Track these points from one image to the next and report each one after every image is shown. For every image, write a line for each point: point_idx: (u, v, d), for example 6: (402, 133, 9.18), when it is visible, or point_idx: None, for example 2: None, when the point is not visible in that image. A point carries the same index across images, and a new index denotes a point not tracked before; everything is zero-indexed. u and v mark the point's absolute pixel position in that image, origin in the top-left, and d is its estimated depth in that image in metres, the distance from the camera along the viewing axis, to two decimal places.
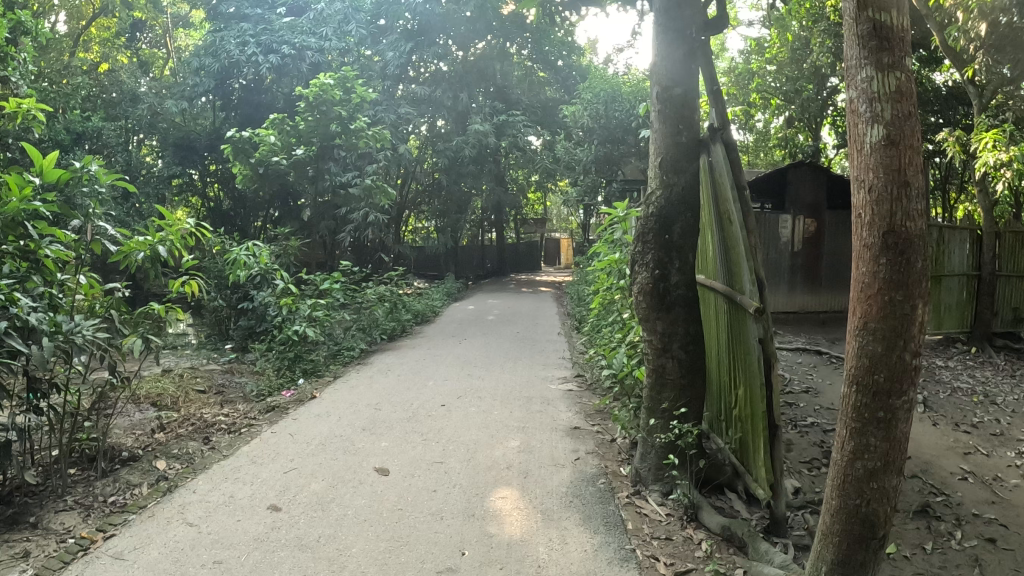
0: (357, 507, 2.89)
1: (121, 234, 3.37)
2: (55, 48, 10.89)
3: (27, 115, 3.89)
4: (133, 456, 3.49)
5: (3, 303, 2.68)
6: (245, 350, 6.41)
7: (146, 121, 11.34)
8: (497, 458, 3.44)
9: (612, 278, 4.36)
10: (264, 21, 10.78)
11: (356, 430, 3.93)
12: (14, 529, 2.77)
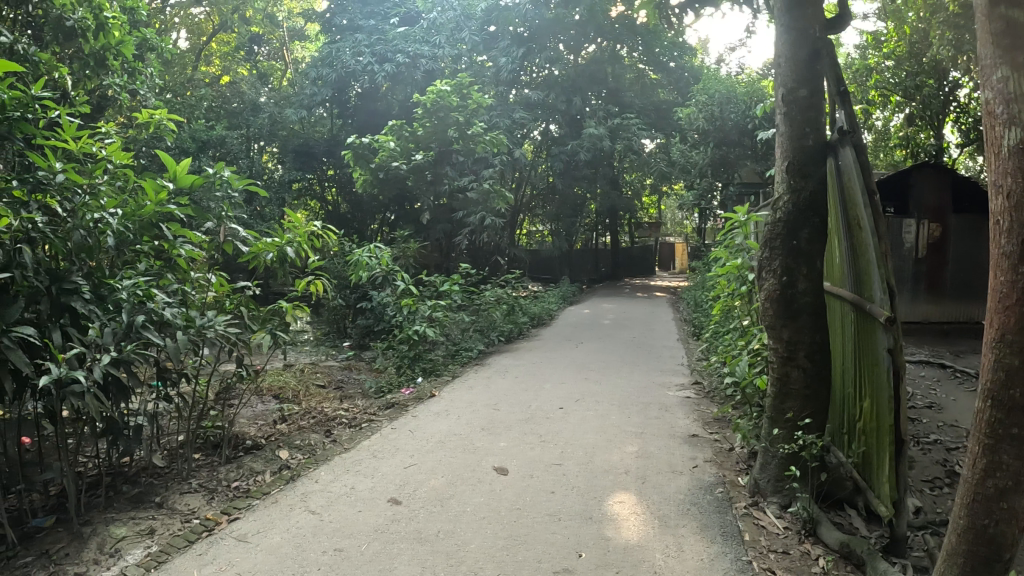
0: (476, 504, 2.93)
1: (251, 236, 3.59)
2: (179, 64, 11.65)
3: (159, 124, 4.12)
4: (256, 444, 3.66)
5: (141, 298, 2.92)
6: (362, 347, 7.04)
7: (267, 130, 11.81)
8: (614, 463, 3.43)
9: (734, 285, 4.27)
10: (379, 31, 11.18)
11: (476, 429, 4.00)
12: (142, 507, 2.96)
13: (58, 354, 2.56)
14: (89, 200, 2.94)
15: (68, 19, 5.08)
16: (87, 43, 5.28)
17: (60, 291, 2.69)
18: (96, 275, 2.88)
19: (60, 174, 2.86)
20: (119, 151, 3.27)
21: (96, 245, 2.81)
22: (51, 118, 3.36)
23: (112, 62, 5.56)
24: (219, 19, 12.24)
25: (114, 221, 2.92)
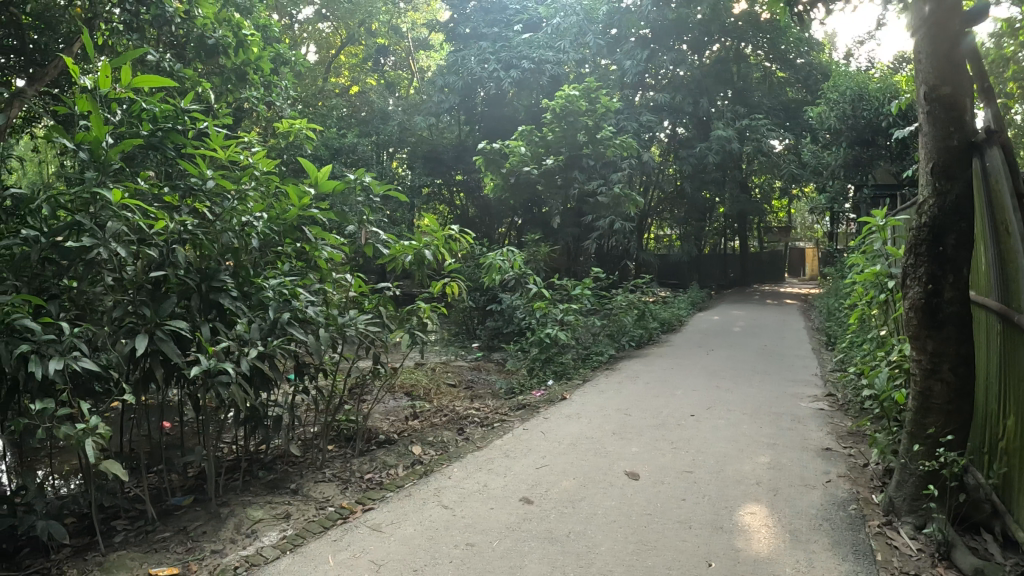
0: (607, 508, 2.96)
1: (391, 239, 3.76)
2: (314, 76, 12.34)
3: (299, 133, 4.37)
4: (388, 439, 3.87)
5: (287, 297, 3.14)
6: (490, 348, 7.52)
7: (397, 136, 12.45)
8: (745, 473, 3.37)
9: (872, 293, 4.07)
10: (502, 39, 11.44)
11: (606, 434, 4.02)
12: (278, 492, 3.16)
13: (208, 346, 2.78)
14: (236, 204, 3.13)
15: (208, 38, 5.58)
16: (227, 60, 5.75)
17: (209, 287, 2.93)
18: (241, 274, 3.08)
19: (211, 180, 3.12)
20: (264, 158, 3.47)
21: (242, 247, 3.01)
22: (199, 130, 3.64)
23: (253, 75, 5.97)
24: (346, 32, 12.84)
25: (258, 224, 3.10)
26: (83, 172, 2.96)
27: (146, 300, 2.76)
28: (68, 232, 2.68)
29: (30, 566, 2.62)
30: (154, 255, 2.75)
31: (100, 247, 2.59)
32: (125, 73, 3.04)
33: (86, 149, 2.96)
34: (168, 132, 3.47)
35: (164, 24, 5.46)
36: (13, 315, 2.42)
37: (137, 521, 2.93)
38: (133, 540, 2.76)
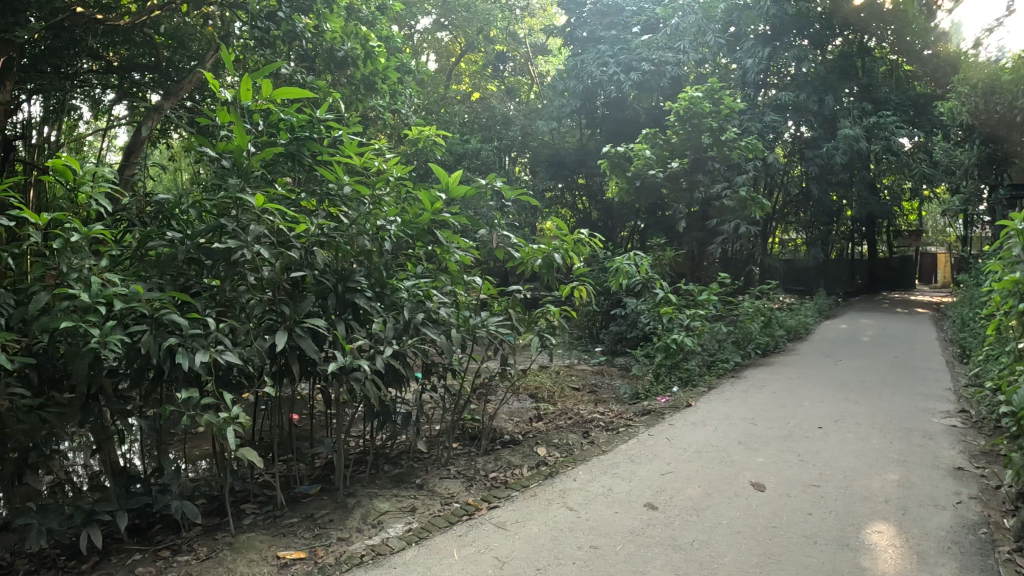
0: (732, 518, 2.90)
1: (520, 242, 3.84)
2: (440, 85, 12.72)
3: (428, 140, 4.53)
4: (513, 440, 3.96)
5: (421, 298, 3.31)
6: (615, 353, 7.65)
7: (519, 141, 12.48)
8: (874, 489, 3.21)
9: (1010, 301, 3.75)
10: (621, 41, 11.41)
11: (732, 443, 3.93)
12: (403, 486, 3.29)
13: (342, 345, 2.92)
14: (372, 208, 3.28)
15: (337, 50, 5.84)
16: (358, 70, 6.01)
17: (346, 288, 3.09)
18: (376, 275, 3.24)
19: (348, 186, 3.29)
20: (398, 163, 3.59)
21: (375, 249, 3.17)
22: (333, 137, 3.81)
23: (380, 85, 6.17)
24: (466, 40, 13.15)
25: (391, 228, 3.26)
26: (228, 178, 3.18)
27: (285, 300, 2.93)
28: (212, 234, 2.89)
29: (164, 542, 2.83)
30: (295, 257, 2.91)
31: (243, 248, 2.77)
32: (262, 85, 3.25)
33: (229, 157, 3.19)
34: (304, 140, 3.63)
35: (295, 40, 5.74)
36: (163, 310, 2.62)
37: (263, 507, 3.11)
38: (259, 524, 2.93)
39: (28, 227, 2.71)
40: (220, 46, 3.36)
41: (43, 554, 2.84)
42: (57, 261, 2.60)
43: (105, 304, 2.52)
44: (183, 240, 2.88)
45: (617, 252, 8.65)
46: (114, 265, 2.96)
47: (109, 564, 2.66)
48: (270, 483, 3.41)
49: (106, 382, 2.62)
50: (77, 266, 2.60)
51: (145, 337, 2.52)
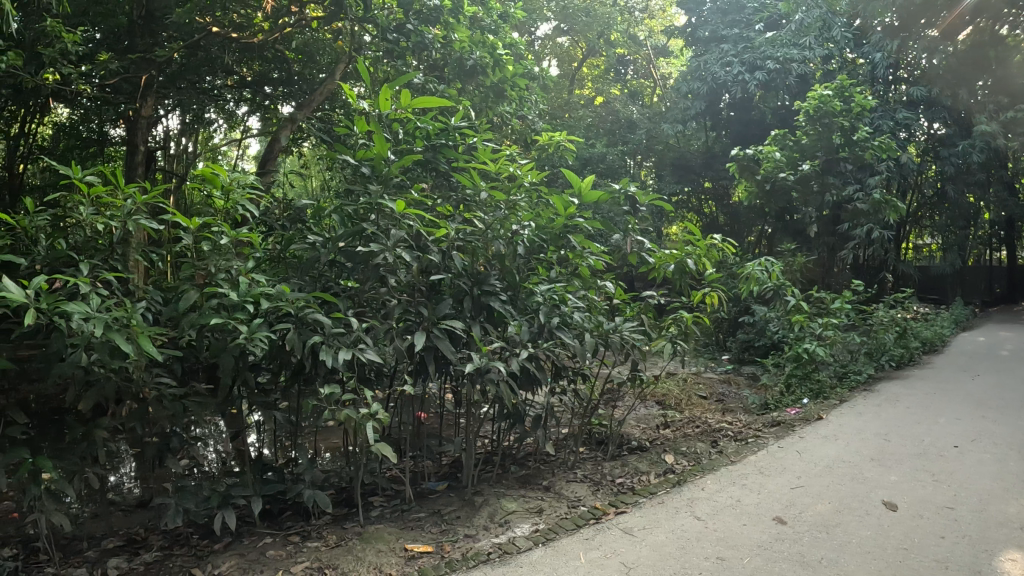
0: (863, 537, 2.75)
1: (654, 248, 3.83)
2: (564, 92, 12.85)
3: (557, 146, 4.63)
4: (641, 446, 3.97)
5: (557, 302, 3.37)
6: (742, 361, 7.52)
7: (643, 146, 12.35)
8: (1013, 515, 2.96)
9: None
10: (745, 39, 11.14)
11: (863, 458, 3.74)
12: (531, 487, 3.35)
13: (480, 346, 3.00)
14: (508, 213, 3.36)
15: (467, 60, 5.92)
16: (486, 78, 6.02)
17: (482, 292, 3.16)
18: (512, 279, 3.32)
19: (484, 192, 3.36)
20: (533, 170, 3.69)
21: (508, 252, 3.21)
22: (468, 144, 3.91)
23: (509, 92, 6.18)
24: (587, 45, 13.20)
25: (525, 232, 3.30)
26: (368, 185, 3.35)
27: (424, 301, 3.04)
28: (354, 237, 3.02)
29: (295, 528, 2.97)
30: (436, 260, 3.02)
31: (385, 252, 2.88)
32: (400, 95, 3.35)
33: (369, 164, 3.37)
34: (440, 146, 3.81)
35: (424, 50, 5.95)
36: (308, 309, 2.74)
37: (391, 500, 3.22)
38: (388, 517, 3.04)
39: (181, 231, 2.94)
40: (357, 59, 3.55)
41: (183, 532, 3.06)
42: (205, 262, 2.80)
43: (252, 302, 2.66)
44: (325, 243, 3.04)
45: (747, 259, 8.42)
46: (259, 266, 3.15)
47: (243, 544, 2.84)
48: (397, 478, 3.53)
49: (250, 375, 2.78)
50: (224, 267, 2.79)
51: (291, 334, 2.65)
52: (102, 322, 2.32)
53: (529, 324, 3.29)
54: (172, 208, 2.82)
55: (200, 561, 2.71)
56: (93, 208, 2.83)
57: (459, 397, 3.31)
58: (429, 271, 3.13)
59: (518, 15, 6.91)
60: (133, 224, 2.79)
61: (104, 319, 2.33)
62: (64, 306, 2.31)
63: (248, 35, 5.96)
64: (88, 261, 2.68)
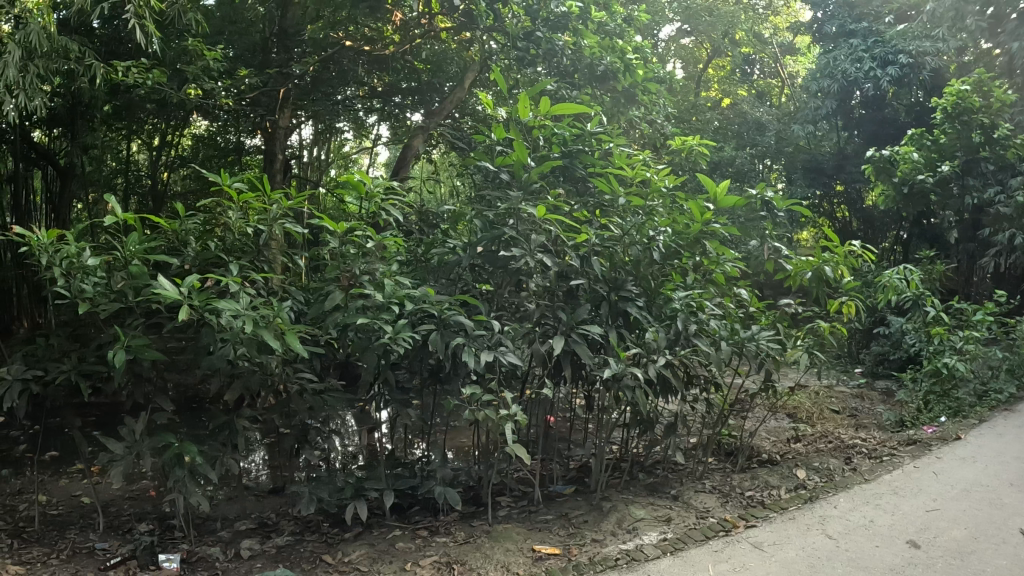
0: (998, 565, 2.79)
1: (791, 255, 4.27)
2: (691, 94, 12.80)
3: (692, 151, 4.88)
4: (770, 459, 4.40)
5: (697, 310, 3.73)
6: (875, 376, 7.35)
7: (772, 148, 11.83)
8: None
9: None
10: (874, 33, 10.68)
11: (1002, 483, 3.72)
12: (659, 496, 3.82)
13: (619, 353, 3.34)
14: (645, 219, 3.64)
15: (599, 65, 5.86)
16: (620, 83, 5.95)
17: (618, 296, 3.53)
18: (657, 291, 3.74)
19: (622, 198, 3.67)
20: (669, 176, 3.91)
21: (644, 257, 3.50)
22: (603, 150, 4.05)
23: (641, 97, 6.03)
24: (712, 45, 13.08)
25: (661, 237, 3.57)
26: (508, 189, 3.54)
27: (561, 306, 3.42)
28: (493, 243, 3.34)
29: (423, 523, 3.40)
30: (579, 265, 3.43)
31: (526, 257, 3.19)
32: (540, 102, 3.52)
33: (508, 169, 3.57)
34: (576, 151, 3.95)
35: (555, 56, 5.81)
36: (449, 312, 3.07)
37: (518, 501, 3.67)
38: (514, 517, 3.48)
39: (325, 235, 3.20)
40: (494, 70, 3.74)
41: (314, 520, 3.56)
42: (350, 265, 3.10)
43: (397, 303, 2.98)
44: (467, 249, 3.41)
45: (881, 267, 8.16)
46: (398, 268, 3.51)
47: (372, 535, 3.29)
48: (523, 479, 3.96)
49: (389, 374, 3.10)
50: (367, 269, 3.08)
51: (434, 335, 2.98)
52: (250, 320, 2.65)
53: (665, 330, 3.66)
54: (319, 216, 3.14)
55: (331, 549, 3.20)
56: (240, 212, 3.24)
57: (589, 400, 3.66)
58: (568, 275, 3.51)
59: (641, 18, 6.67)
60: (279, 227, 3.18)
61: (252, 318, 2.66)
62: (217, 305, 2.65)
63: (379, 46, 6.68)
64: (235, 263, 3.04)
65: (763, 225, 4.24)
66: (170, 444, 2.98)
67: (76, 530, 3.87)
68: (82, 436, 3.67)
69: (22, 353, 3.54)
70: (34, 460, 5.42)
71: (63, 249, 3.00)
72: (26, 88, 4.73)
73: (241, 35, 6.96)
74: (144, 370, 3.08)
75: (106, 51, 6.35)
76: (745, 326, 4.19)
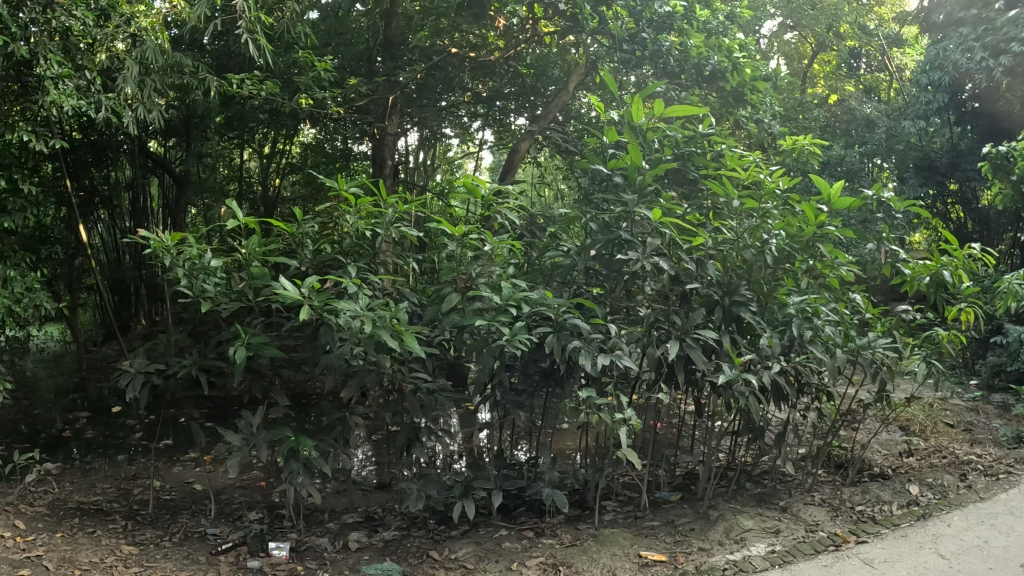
0: None
1: (908, 259, 4.13)
2: (795, 90, 12.40)
3: (803, 150, 4.82)
4: (882, 473, 4.29)
5: (812, 315, 3.74)
6: (991, 388, 7.01)
7: (884, 146, 11.50)
8: None
9: None
10: (986, 19, 9.88)
11: None
12: (768, 506, 3.82)
13: (732, 358, 3.44)
14: (759, 221, 3.66)
15: (705, 65, 5.72)
16: (728, 84, 5.78)
17: (732, 301, 3.55)
18: (771, 296, 3.75)
19: (737, 201, 3.68)
20: (783, 177, 3.92)
21: (757, 260, 3.55)
22: (716, 151, 4.16)
23: (750, 96, 5.84)
24: (816, 39, 12.66)
25: (774, 240, 3.59)
26: (622, 192, 3.65)
27: (677, 311, 3.48)
28: (609, 245, 3.52)
29: (529, 523, 3.54)
30: (691, 268, 3.50)
31: (642, 260, 3.33)
32: (653, 104, 3.58)
33: (620, 172, 3.65)
34: (688, 154, 4.11)
35: (660, 57, 5.87)
36: (565, 315, 3.25)
37: (624, 506, 3.79)
38: (620, 522, 3.60)
39: (444, 239, 3.44)
40: (603, 73, 3.77)
41: (419, 516, 3.74)
42: (465, 268, 3.32)
43: (513, 306, 3.21)
44: (581, 252, 3.59)
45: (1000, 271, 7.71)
46: (515, 272, 3.72)
47: (478, 534, 3.46)
48: (631, 484, 4.11)
49: (504, 375, 3.33)
50: (483, 272, 3.30)
51: (550, 337, 3.18)
52: (367, 320, 2.87)
53: (780, 335, 3.70)
54: (438, 220, 3.36)
55: (437, 545, 3.38)
56: (356, 216, 3.43)
57: (699, 407, 3.75)
58: (683, 280, 3.56)
59: (743, 15, 6.38)
60: (394, 231, 3.35)
61: (370, 318, 2.87)
62: (336, 306, 2.88)
63: (483, 53, 6.78)
64: (353, 264, 3.24)
65: (880, 227, 4.13)
66: (286, 436, 3.23)
67: (187, 516, 4.08)
68: (200, 428, 3.86)
69: (143, 348, 3.76)
70: (152, 448, 5.79)
71: (186, 251, 3.24)
72: (143, 101, 5.26)
73: (344, 45, 7.31)
74: (263, 366, 3.27)
75: (216, 65, 6.65)
76: (861, 330, 4.22)
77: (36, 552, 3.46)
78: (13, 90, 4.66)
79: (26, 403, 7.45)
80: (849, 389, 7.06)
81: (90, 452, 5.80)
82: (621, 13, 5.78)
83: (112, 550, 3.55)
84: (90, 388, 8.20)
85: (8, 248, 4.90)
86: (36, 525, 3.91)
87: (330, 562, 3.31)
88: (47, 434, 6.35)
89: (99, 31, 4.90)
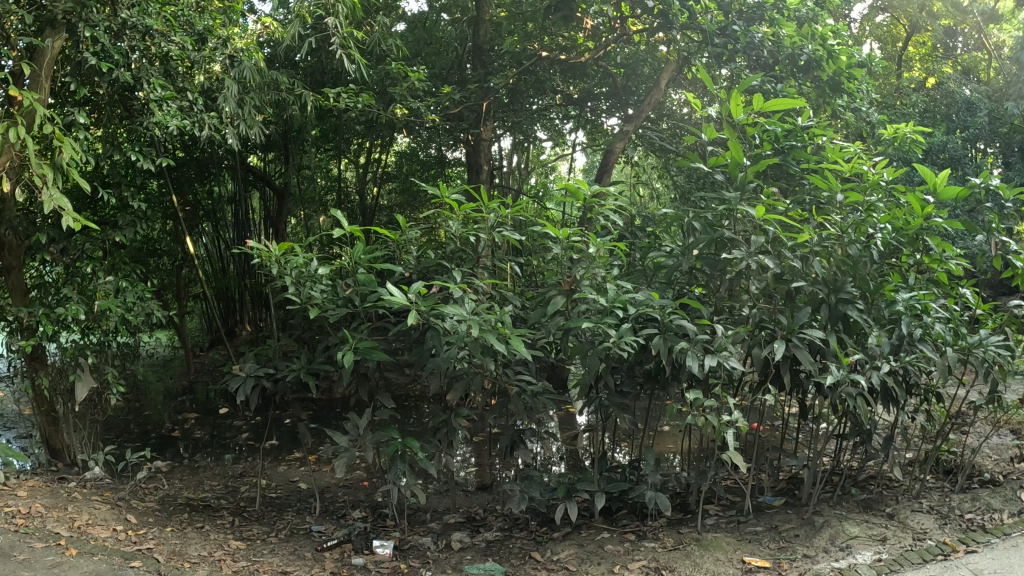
0: None
1: (1019, 250, 3.88)
2: (892, 74, 11.83)
3: (905, 138, 4.58)
4: (992, 479, 4.07)
5: (921, 312, 3.58)
6: None
7: (987, 129, 10.66)
8: None
9: None
10: None
11: None
12: (874, 513, 3.66)
13: (840, 358, 3.33)
14: (865, 215, 3.53)
15: (800, 55, 5.53)
16: (824, 73, 5.54)
17: (838, 299, 3.42)
18: (880, 293, 3.59)
19: (841, 196, 3.58)
20: (886, 168, 3.75)
21: (864, 256, 3.42)
22: (818, 143, 4.01)
23: (847, 84, 5.62)
24: (909, 21, 12.10)
25: (881, 234, 3.46)
26: (723, 190, 3.57)
27: (783, 309, 3.39)
28: (712, 244, 3.46)
29: (631, 526, 3.54)
30: (799, 266, 3.42)
31: (747, 259, 3.28)
32: (753, 99, 3.45)
33: (721, 169, 3.57)
34: (790, 149, 3.99)
35: (754, 50, 5.73)
36: (671, 317, 3.22)
37: (728, 510, 3.73)
38: (723, 526, 3.54)
39: (550, 242, 3.51)
40: (698, 68, 3.60)
41: (522, 517, 3.80)
42: (570, 270, 3.40)
43: (620, 308, 3.20)
44: (682, 252, 3.52)
45: None
46: (619, 273, 3.73)
47: (580, 536, 3.47)
48: (733, 488, 4.07)
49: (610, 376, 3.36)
50: (588, 274, 3.37)
51: (657, 339, 3.16)
52: (473, 324, 2.94)
53: (888, 334, 3.56)
54: (545, 224, 3.43)
55: (539, 546, 3.43)
56: (459, 221, 3.52)
57: (804, 409, 3.67)
58: (788, 278, 3.48)
59: (832, 1, 6.11)
60: (497, 235, 3.44)
61: (476, 322, 2.94)
62: (443, 310, 2.96)
63: (574, 55, 6.87)
64: (458, 269, 3.30)
65: (988, 217, 3.90)
66: (392, 438, 3.34)
67: (293, 513, 4.25)
68: (306, 429, 4.02)
69: (253, 353, 3.94)
70: (259, 448, 6.06)
71: (294, 260, 3.42)
72: (245, 117, 5.65)
73: (435, 54, 7.47)
74: (371, 369, 3.40)
75: (310, 82, 6.91)
76: (971, 327, 3.99)
77: (150, 544, 3.67)
78: (116, 113, 4.94)
79: (138, 405, 7.91)
80: (956, 389, 6.67)
81: (198, 451, 6.12)
82: (711, 8, 5.61)
83: (220, 545, 3.73)
84: (197, 391, 8.64)
85: (120, 260, 5.09)
86: (147, 519, 4.15)
87: (433, 561, 3.38)
88: (158, 434, 6.72)
89: (196, 54, 5.09)
